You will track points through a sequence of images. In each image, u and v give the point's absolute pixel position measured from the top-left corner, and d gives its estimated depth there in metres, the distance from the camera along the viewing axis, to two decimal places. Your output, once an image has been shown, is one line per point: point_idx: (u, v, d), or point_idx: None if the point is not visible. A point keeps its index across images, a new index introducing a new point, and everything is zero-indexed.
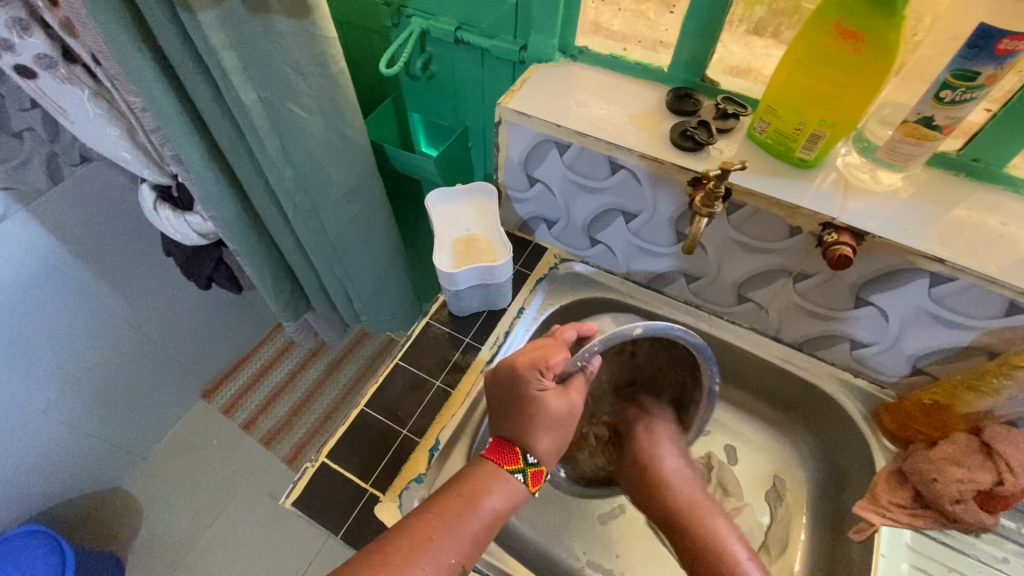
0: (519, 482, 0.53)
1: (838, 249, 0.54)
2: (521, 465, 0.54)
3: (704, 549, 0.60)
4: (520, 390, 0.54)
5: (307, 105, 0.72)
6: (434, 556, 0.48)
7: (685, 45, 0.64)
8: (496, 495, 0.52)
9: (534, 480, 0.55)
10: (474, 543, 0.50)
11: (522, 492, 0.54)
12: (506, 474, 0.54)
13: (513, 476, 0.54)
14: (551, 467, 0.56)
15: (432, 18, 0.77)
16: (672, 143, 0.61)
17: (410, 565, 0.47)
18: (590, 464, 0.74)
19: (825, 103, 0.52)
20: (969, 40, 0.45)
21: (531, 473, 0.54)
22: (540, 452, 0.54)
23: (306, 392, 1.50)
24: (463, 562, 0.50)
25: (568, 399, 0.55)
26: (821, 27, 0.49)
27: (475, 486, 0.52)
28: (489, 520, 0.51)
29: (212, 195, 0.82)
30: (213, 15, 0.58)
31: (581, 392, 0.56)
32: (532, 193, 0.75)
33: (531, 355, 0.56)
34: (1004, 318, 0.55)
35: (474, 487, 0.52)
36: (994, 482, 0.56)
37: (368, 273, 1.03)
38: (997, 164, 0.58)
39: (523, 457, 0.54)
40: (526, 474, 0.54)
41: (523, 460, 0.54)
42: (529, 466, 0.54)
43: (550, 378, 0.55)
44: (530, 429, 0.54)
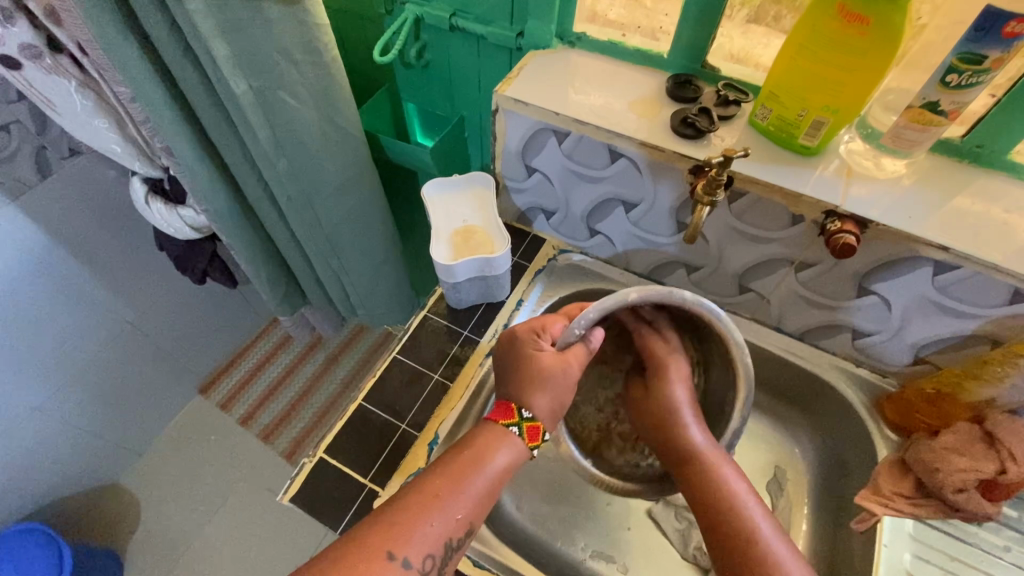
0: (515, 437, 0.52)
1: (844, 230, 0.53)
2: (516, 419, 0.53)
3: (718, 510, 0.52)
4: (519, 351, 0.56)
5: (299, 95, 0.71)
6: (443, 513, 0.47)
7: (686, 31, 0.62)
8: (499, 452, 0.51)
9: (532, 436, 0.53)
10: (480, 500, 0.49)
11: (521, 451, 0.52)
12: (502, 430, 0.52)
13: (509, 430, 0.52)
14: (551, 426, 0.54)
15: (425, 4, 0.76)
16: (673, 130, 0.60)
17: (420, 523, 0.46)
18: (621, 462, 0.64)
19: (829, 88, 0.51)
20: (976, 23, 0.44)
21: (527, 428, 0.53)
22: (538, 409, 0.53)
23: (304, 386, 1.50)
24: (469, 518, 0.48)
25: (565, 362, 0.53)
26: (825, 12, 0.48)
27: (486, 444, 0.51)
28: (496, 476, 0.50)
29: (203, 186, 0.81)
30: (200, 1, 0.57)
31: (581, 361, 0.54)
32: (530, 183, 0.74)
33: (530, 324, 0.58)
34: (1009, 306, 0.54)
35: (479, 445, 0.51)
36: (997, 471, 0.56)
37: (364, 266, 1.02)
38: (1001, 150, 0.57)
39: (518, 412, 0.53)
40: (522, 428, 0.53)
41: (518, 413, 0.53)
42: (524, 419, 0.53)
43: (548, 341, 0.56)
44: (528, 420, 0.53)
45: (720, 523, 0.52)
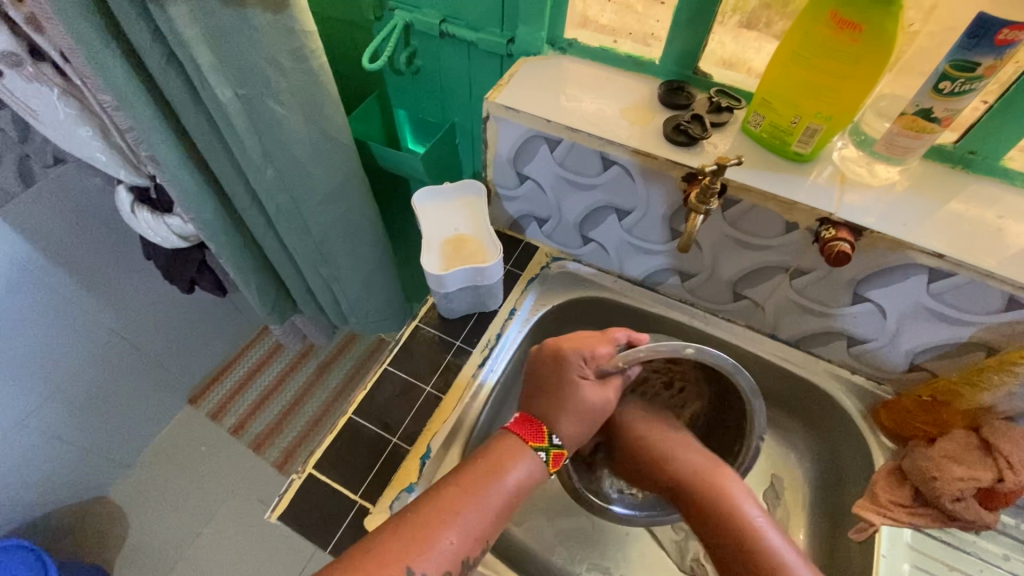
0: (540, 460, 0.53)
1: (840, 234, 0.53)
2: (545, 444, 0.54)
3: (720, 525, 0.53)
4: (562, 374, 0.56)
5: (287, 103, 0.69)
6: (455, 528, 0.46)
7: (677, 37, 0.62)
8: (520, 471, 0.51)
9: (554, 462, 0.54)
10: (491, 515, 0.49)
11: (541, 475, 0.53)
12: (529, 452, 0.53)
13: (535, 454, 0.53)
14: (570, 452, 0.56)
15: (415, 10, 0.75)
16: (666, 137, 0.60)
17: (436, 537, 0.46)
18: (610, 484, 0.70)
19: (822, 94, 0.51)
20: (969, 29, 0.44)
21: (554, 454, 0.54)
22: (565, 435, 0.54)
23: (296, 395, 1.48)
24: (485, 535, 0.48)
25: (604, 394, 0.56)
26: (817, 18, 0.48)
27: (508, 461, 0.52)
28: (513, 493, 0.50)
29: (189, 195, 0.79)
30: (183, 8, 0.55)
31: (617, 391, 0.58)
32: (522, 190, 0.73)
33: (575, 343, 0.57)
34: (1004, 312, 0.54)
35: (501, 460, 0.51)
36: (995, 479, 0.56)
37: (355, 274, 1.01)
38: (993, 156, 0.57)
39: (547, 437, 0.54)
40: (549, 454, 0.53)
41: (547, 439, 0.53)
42: (552, 446, 0.53)
43: (592, 368, 0.56)
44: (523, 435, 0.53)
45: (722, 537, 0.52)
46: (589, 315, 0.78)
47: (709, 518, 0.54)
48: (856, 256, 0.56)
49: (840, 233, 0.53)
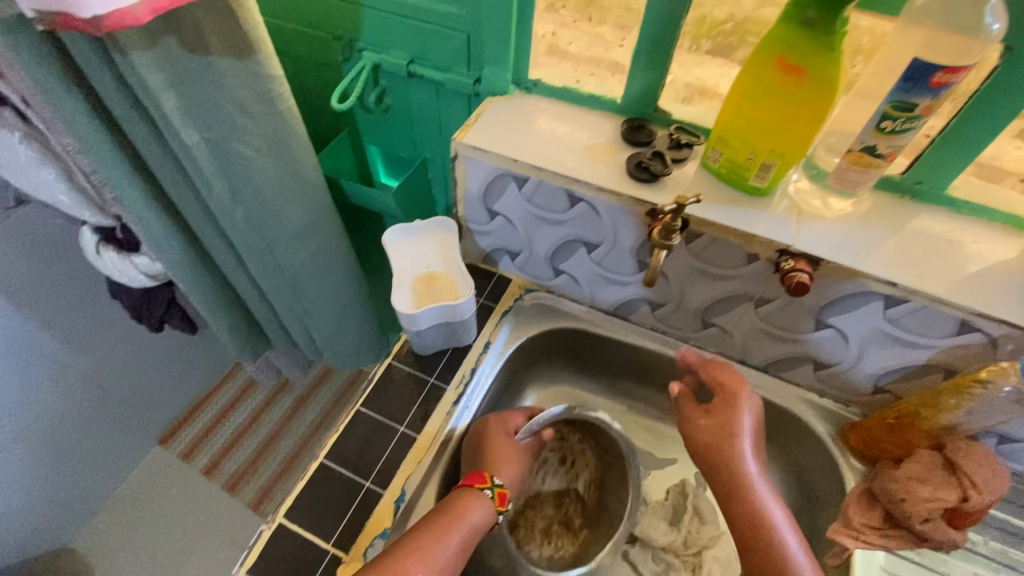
0: (488, 498, 0.57)
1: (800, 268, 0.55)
2: (489, 483, 0.58)
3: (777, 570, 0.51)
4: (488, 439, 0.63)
5: (255, 144, 0.69)
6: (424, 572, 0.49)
7: (637, 77, 0.64)
8: (476, 512, 0.55)
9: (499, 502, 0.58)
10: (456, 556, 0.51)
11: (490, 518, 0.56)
12: (477, 493, 0.57)
13: (483, 492, 0.57)
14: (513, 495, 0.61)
15: (383, 51, 0.76)
16: (629, 174, 0.61)
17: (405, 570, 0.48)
18: (539, 553, 0.68)
19: (774, 132, 0.53)
20: (904, 73, 0.45)
21: (497, 493, 0.58)
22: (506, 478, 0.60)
23: (271, 431, 1.43)
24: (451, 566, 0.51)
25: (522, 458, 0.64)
26: (765, 62, 0.50)
27: (463, 505, 0.55)
28: (472, 531, 0.54)
29: (156, 236, 0.78)
30: (148, 55, 0.55)
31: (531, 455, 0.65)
32: (492, 226, 0.74)
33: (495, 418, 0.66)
34: (957, 336, 0.56)
35: (456, 504, 0.55)
36: (960, 499, 0.57)
37: (329, 309, 1.00)
38: (938, 187, 0.60)
39: (489, 478, 0.58)
40: (495, 492, 0.58)
41: (490, 479, 0.58)
42: (495, 484, 0.58)
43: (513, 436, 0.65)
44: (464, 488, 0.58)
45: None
46: (563, 345, 0.79)
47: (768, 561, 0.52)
48: (815, 286, 0.58)
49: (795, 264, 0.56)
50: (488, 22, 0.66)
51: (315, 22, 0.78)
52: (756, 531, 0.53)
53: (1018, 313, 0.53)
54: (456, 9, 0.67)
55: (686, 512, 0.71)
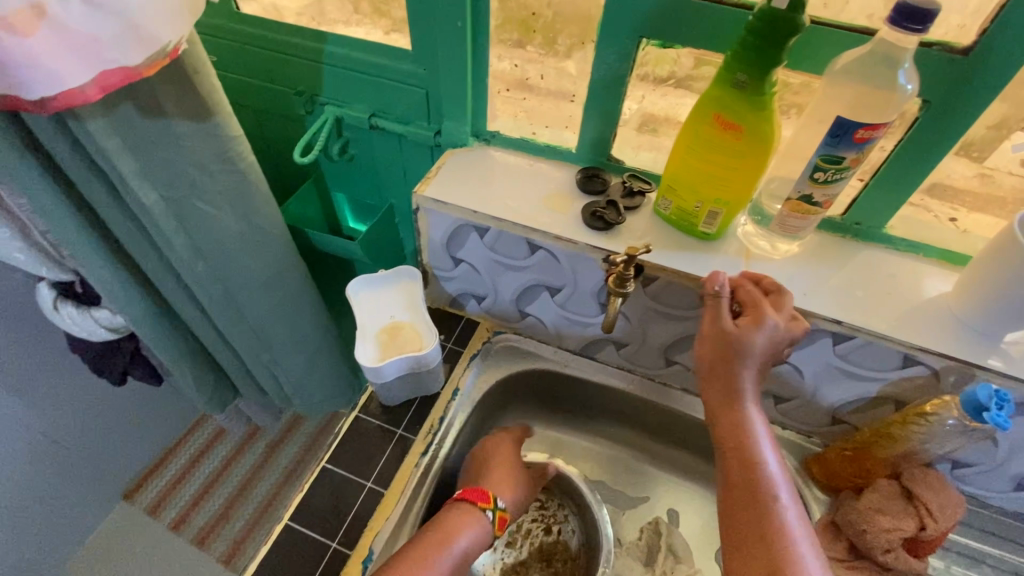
0: (487, 519, 0.60)
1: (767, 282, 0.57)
2: (491, 505, 0.61)
3: (751, 491, 0.49)
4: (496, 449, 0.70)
5: (215, 202, 0.70)
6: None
7: (590, 129, 0.67)
8: (471, 530, 0.59)
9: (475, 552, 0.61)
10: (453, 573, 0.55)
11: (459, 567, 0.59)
12: (478, 512, 0.60)
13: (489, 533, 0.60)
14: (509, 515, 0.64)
15: (345, 105, 0.78)
16: (585, 223, 0.63)
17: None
18: None
19: (717, 183, 0.56)
20: (830, 130, 0.48)
21: (498, 516, 0.61)
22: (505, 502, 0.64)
23: (244, 478, 1.37)
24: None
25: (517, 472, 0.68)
26: (703, 120, 0.53)
27: (462, 523, 0.59)
28: (467, 552, 0.57)
29: (117, 292, 0.77)
30: (103, 121, 0.55)
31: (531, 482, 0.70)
32: (457, 272, 0.75)
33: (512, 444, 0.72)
34: (902, 369, 0.58)
35: (455, 525, 0.58)
36: (918, 528, 0.58)
37: (296, 355, 0.98)
38: (876, 227, 0.63)
39: (493, 500, 0.62)
40: (495, 515, 0.61)
41: (493, 501, 0.61)
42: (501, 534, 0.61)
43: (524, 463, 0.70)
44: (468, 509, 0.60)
45: (741, 505, 0.49)
46: (534, 387, 0.80)
47: (744, 479, 0.50)
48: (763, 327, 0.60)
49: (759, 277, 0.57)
50: (445, 80, 0.68)
51: (276, 78, 0.79)
52: (737, 447, 0.52)
53: (956, 347, 0.55)
54: (413, 67, 0.69)
55: (659, 550, 0.71)
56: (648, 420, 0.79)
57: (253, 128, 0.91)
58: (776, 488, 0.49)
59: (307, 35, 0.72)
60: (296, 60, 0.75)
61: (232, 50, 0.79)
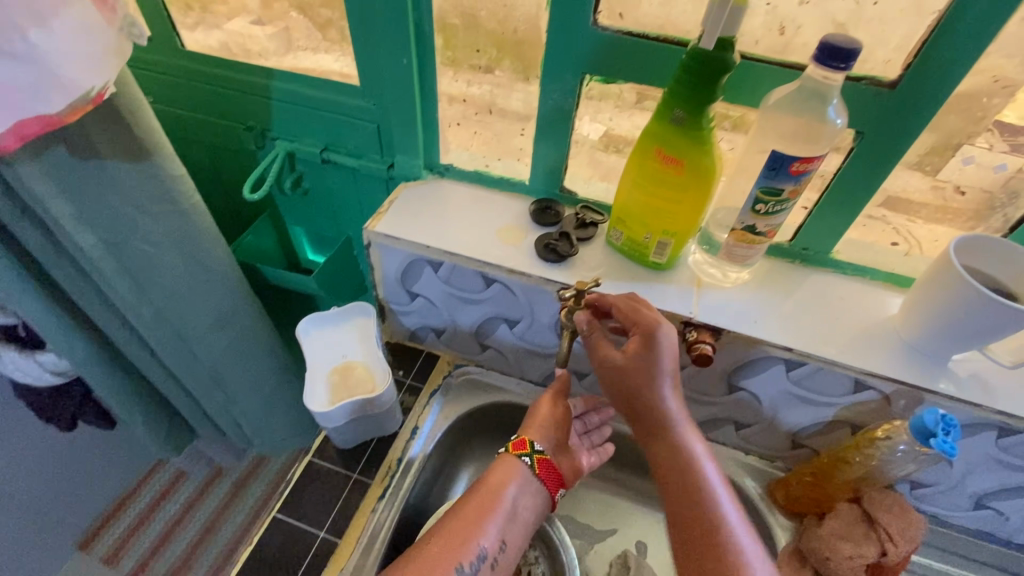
0: (526, 465, 0.58)
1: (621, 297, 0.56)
2: (528, 450, 0.59)
3: (694, 508, 0.49)
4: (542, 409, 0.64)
5: (159, 242, 0.67)
6: (495, 531, 0.54)
7: (541, 161, 0.67)
8: (511, 483, 0.57)
9: (554, 484, 0.60)
10: (502, 535, 0.55)
11: (545, 503, 0.59)
12: (514, 461, 0.58)
13: (522, 460, 0.58)
14: (557, 457, 0.61)
15: (296, 140, 0.77)
16: (538, 255, 0.63)
17: (447, 555, 0.52)
18: None
19: (664, 215, 0.56)
20: (767, 164, 0.49)
21: (538, 460, 0.59)
22: (544, 443, 0.60)
23: (208, 520, 1.26)
24: (500, 541, 0.54)
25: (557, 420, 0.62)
26: (646, 154, 0.53)
27: (498, 476, 0.57)
28: (510, 507, 0.56)
29: (57, 336, 0.73)
30: (33, 165, 0.53)
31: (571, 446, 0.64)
32: (414, 306, 0.74)
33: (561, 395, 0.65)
34: (855, 394, 0.58)
35: (492, 481, 0.57)
36: (880, 554, 0.58)
37: (255, 393, 0.95)
38: (823, 252, 0.64)
39: (530, 443, 0.60)
40: (534, 458, 0.59)
41: (530, 445, 0.59)
42: (535, 451, 0.59)
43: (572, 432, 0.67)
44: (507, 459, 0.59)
45: (695, 531, 0.48)
46: (499, 422, 0.77)
47: (683, 493, 0.50)
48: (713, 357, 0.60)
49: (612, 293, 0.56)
50: (395, 115, 0.68)
51: (226, 113, 0.78)
52: (672, 466, 0.51)
53: (904, 371, 0.56)
54: (362, 102, 0.69)
55: None
56: (614, 450, 0.78)
57: (204, 163, 0.89)
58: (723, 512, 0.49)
59: (255, 71, 0.71)
60: (245, 96, 0.74)
61: (179, 86, 0.77)
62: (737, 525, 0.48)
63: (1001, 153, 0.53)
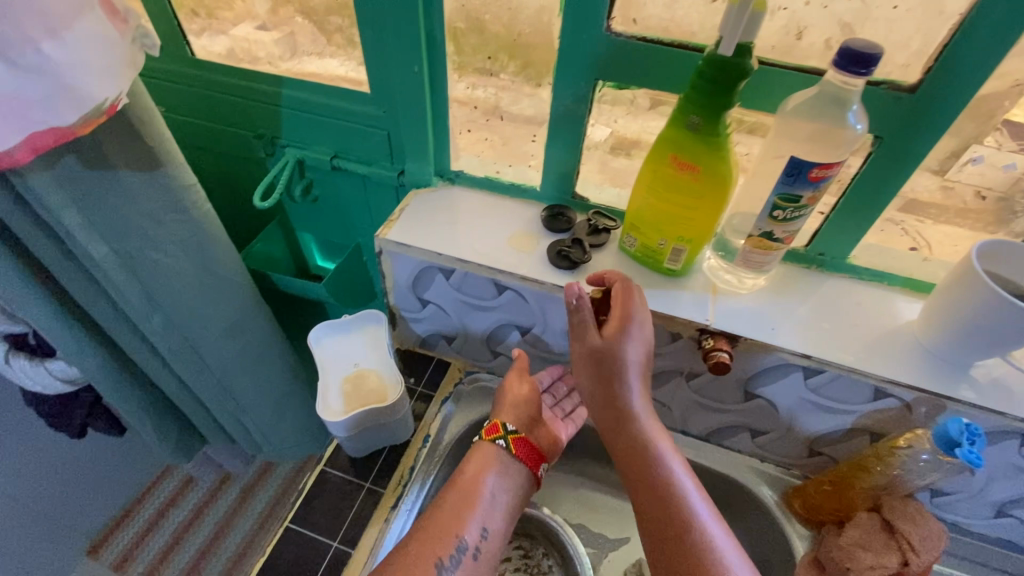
0: (501, 448, 0.58)
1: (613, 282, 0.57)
2: (502, 433, 0.60)
3: (659, 496, 0.51)
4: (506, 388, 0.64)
5: (170, 252, 0.67)
6: (477, 519, 0.54)
7: (553, 167, 0.67)
8: (490, 470, 0.57)
9: (534, 461, 0.60)
10: (488, 523, 0.55)
11: (526, 480, 0.59)
12: (489, 447, 0.59)
13: (497, 443, 0.59)
14: (532, 435, 0.61)
15: (307, 147, 0.77)
16: (551, 262, 0.62)
17: (434, 551, 0.51)
18: None
19: (679, 221, 0.55)
20: (785, 170, 0.48)
21: (512, 441, 0.59)
22: (515, 422, 0.60)
23: (216, 527, 1.26)
24: (483, 531, 0.54)
25: (526, 396, 0.63)
26: (661, 160, 0.53)
27: (475, 464, 0.57)
28: (491, 495, 0.56)
29: (68, 346, 0.73)
30: (45, 176, 0.53)
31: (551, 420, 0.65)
32: (424, 313, 0.73)
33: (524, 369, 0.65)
34: (875, 401, 0.58)
35: (470, 470, 0.57)
36: (902, 563, 0.57)
37: (264, 400, 0.95)
38: (839, 257, 0.63)
39: (503, 426, 0.60)
40: (509, 441, 0.59)
41: (502, 428, 0.60)
42: (509, 432, 0.59)
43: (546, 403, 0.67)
44: (482, 448, 0.59)
45: (662, 518, 0.50)
46: None
47: (649, 481, 0.53)
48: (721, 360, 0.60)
49: (602, 277, 0.58)
50: (406, 122, 0.68)
51: (236, 121, 0.78)
52: (638, 456, 0.54)
53: (924, 378, 0.55)
54: (373, 109, 0.68)
55: None
56: None
57: (214, 170, 0.89)
58: (689, 499, 0.51)
59: (264, 79, 0.71)
60: (255, 104, 0.74)
61: (189, 94, 0.77)
62: (702, 510, 0.50)
63: (1009, 153, 0.52)
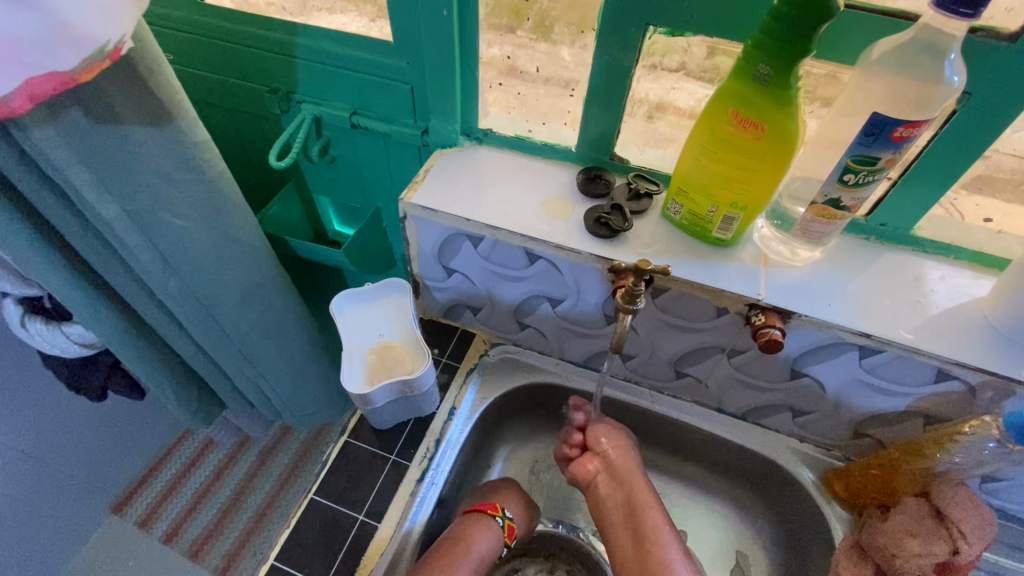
0: (496, 524, 0.62)
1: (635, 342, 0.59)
2: (500, 512, 0.63)
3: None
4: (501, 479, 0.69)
5: (183, 213, 0.64)
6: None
7: (591, 125, 0.61)
8: (481, 540, 0.60)
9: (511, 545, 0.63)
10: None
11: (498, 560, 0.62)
12: (487, 519, 0.62)
13: (495, 520, 0.62)
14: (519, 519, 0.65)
15: (323, 103, 0.72)
16: (588, 229, 0.58)
17: None
18: None
19: (733, 187, 0.50)
20: (865, 128, 0.43)
21: (507, 524, 0.63)
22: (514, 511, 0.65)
23: (238, 487, 1.24)
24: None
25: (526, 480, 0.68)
26: (719, 116, 0.48)
27: (467, 532, 0.61)
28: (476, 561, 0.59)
29: (82, 309, 0.71)
30: (50, 129, 0.49)
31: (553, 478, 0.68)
32: (450, 282, 0.70)
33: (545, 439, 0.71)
34: (935, 383, 0.54)
35: (462, 537, 0.60)
36: (951, 552, 0.54)
37: (283, 367, 0.93)
38: (902, 227, 0.58)
39: (501, 508, 0.63)
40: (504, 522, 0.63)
41: (502, 509, 0.63)
42: (507, 516, 0.63)
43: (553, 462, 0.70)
44: (472, 524, 0.62)
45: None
46: (539, 399, 0.75)
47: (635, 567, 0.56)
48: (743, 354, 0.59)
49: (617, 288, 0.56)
50: (431, 75, 0.62)
51: (249, 74, 0.73)
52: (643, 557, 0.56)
53: (993, 360, 0.51)
54: (396, 61, 0.63)
55: None
56: (657, 434, 0.74)
57: (228, 127, 0.85)
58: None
59: (277, 28, 0.66)
60: (267, 54, 0.69)
61: (198, 44, 0.72)
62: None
63: None
